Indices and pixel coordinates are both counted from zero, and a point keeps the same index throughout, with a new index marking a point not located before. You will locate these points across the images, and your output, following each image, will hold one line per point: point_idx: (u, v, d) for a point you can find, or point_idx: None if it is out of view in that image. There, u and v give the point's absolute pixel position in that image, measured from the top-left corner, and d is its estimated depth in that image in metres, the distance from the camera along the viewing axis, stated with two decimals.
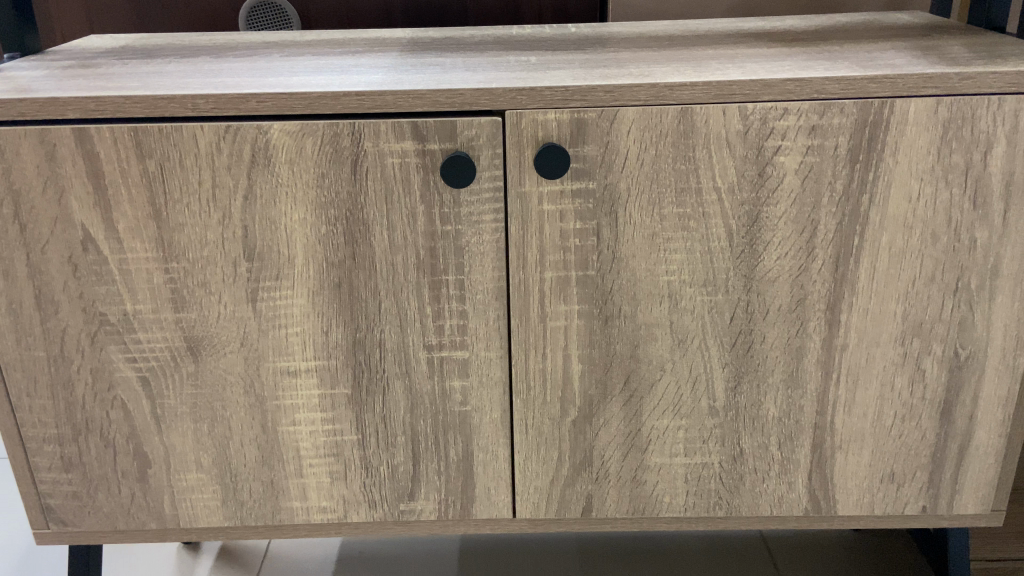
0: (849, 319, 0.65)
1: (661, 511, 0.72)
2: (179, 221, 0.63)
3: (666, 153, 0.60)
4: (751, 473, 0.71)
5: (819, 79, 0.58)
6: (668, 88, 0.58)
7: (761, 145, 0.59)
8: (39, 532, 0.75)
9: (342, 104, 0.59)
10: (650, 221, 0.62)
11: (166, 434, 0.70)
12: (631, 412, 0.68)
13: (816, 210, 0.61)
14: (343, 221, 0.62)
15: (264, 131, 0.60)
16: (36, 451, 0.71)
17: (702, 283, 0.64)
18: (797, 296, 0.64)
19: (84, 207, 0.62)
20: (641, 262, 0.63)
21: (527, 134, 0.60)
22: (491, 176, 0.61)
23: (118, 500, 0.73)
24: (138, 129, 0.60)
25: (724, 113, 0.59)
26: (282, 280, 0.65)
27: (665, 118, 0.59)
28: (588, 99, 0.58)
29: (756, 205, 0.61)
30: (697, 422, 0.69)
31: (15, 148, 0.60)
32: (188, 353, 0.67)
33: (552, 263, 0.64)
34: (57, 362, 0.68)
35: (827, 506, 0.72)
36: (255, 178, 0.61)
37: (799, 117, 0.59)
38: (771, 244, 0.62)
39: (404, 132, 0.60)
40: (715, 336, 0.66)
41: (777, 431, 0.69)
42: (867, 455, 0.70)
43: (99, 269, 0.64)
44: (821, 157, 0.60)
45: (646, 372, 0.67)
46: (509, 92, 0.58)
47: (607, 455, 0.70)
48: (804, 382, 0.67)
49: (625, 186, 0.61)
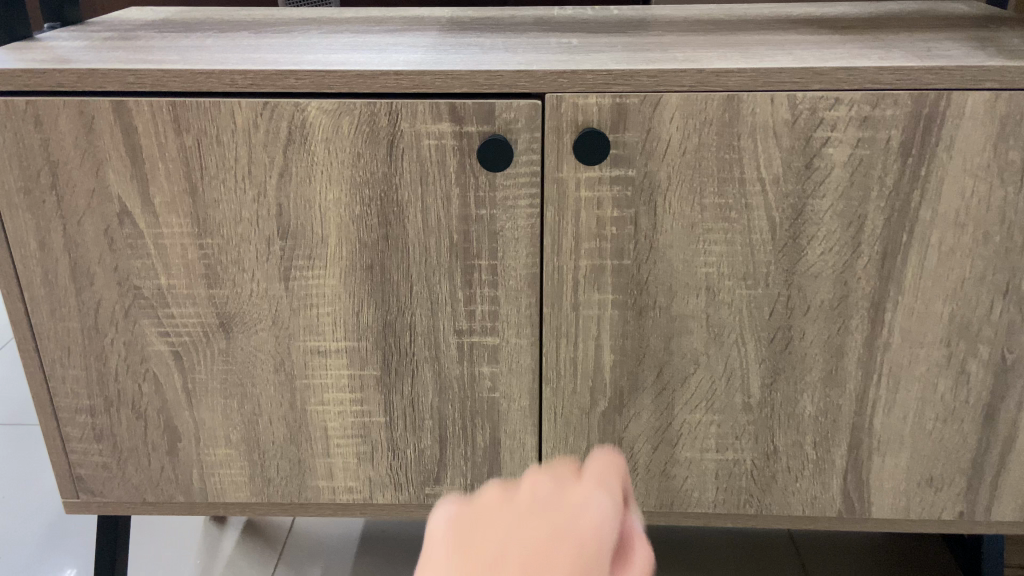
0: (893, 317, 0.62)
1: (689, 506, 0.71)
2: (215, 197, 0.63)
3: (709, 141, 0.58)
4: (783, 472, 0.69)
5: (872, 69, 0.56)
6: (714, 74, 0.56)
7: (809, 135, 0.57)
8: (68, 500, 0.76)
9: (380, 83, 0.58)
10: (690, 211, 0.60)
11: (196, 408, 0.71)
12: (662, 405, 0.67)
13: (863, 204, 0.59)
14: (377, 202, 0.62)
15: (301, 108, 0.59)
16: (68, 421, 0.72)
17: (742, 276, 0.62)
18: (839, 292, 0.62)
19: (121, 180, 0.62)
20: (680, 252, 0.62)
21: (567, 119, 0.58)
22: (528, 160, 0.60)
23: (147, 472, 0.74)
24: (176, 103, 0.60)
25: (772, 102, 0.57)
26: (315, 259, 0.64)
27: (710, 106, 0.57)
28: (631, 84, 0.57)
29: (801, 198, 0.59)
30: (731, 417, 0.67)
31: (54, 119, 0.60)
32: (219, 329, 0.67)
33: (588, 251, 0.62)
34: (92, 334, 0.68)
35: (860, 508, 0.70)
36: (291, 156, 0.61)
37: (850, 107, 0.56)
38: (816, 238, 0.60)
39: (442, 113, 0.58)
40: (753, 331, 0.64)
41: (812, 430, 0.67)
42: (905, 458, 0.68)
43: (134, 242, 0.65)
44: (871, 149, 0.58)
45: (679, 365, 0.65)
46: (549, 75, 0.57)
47: (636, 447, 0.69)
48: (843, 381, 0.65)
49: (665, 175, 0.59)
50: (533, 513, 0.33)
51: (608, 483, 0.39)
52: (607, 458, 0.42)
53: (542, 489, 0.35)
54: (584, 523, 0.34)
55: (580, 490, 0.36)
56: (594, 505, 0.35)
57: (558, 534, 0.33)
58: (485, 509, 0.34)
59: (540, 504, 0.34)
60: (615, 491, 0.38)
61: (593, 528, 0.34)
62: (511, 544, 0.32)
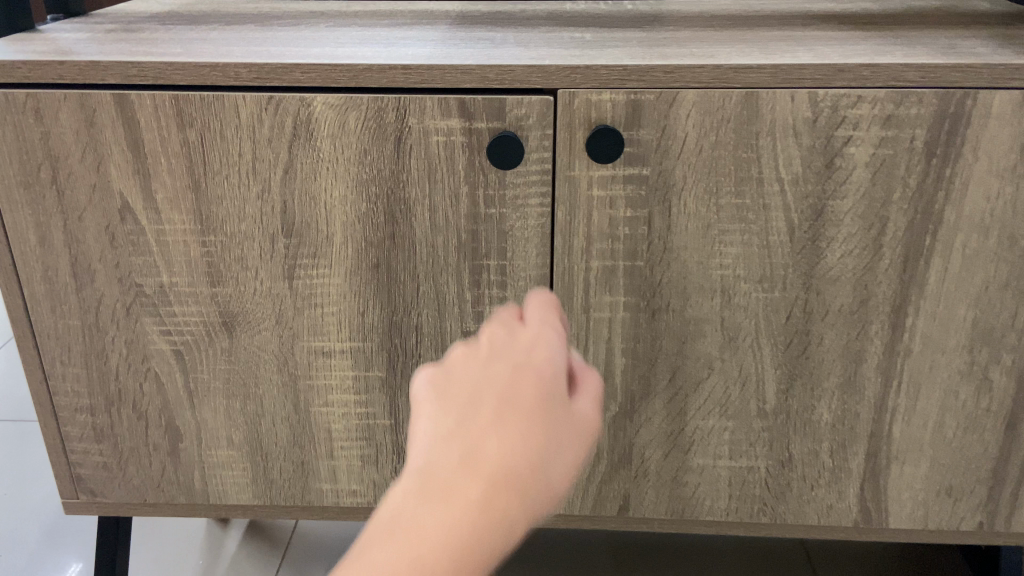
0: (914, 323, 0.61)
1: (701, 514, 0.69)
2: (218, 193, 0.61)
3: (726, 139, 0.56)
4: (799, 480, 0.67)
5: (897, 66, 0.54)
6: (733, 70, 0.55)
7: (830, 134, 0.56)
8: (69, 501, 0.75)
9: (388, 77, 0.57)
10: (706, 211, 0.59)
11: (198, 408, 0.69)
12: (675, 410, 0.65)
13: (886, 205, 0.57)
14: (383, 200, 0.60)
15: (307, 103, 0.58)
16: (68, 420, 0.71)
17: (758, 278, 0.60)
18: (859, 296, 0.60)
19: (123, 175, 0.61)
20: (694, 254, 0.60)
21: (579, 115, 0.56)
22: (539, 158, 0.58)
23: (148, 473, 0.73)
24: (179, 97, 0.58)
25: (792, 99, 0.55)
26: (320, 258, 0.63)
27: (728, 103, 0.55)
28: (646, 79, 0.55)
29: (821, 199, 0.57)
30: (745, 424, 0.65)
31: (54, 112, 0.59)
32: (222, 328, 0.66)
33: (599, 252, 0.61)
34: (93, 332, 0.67)
35: (877, 518, 0.68)
36: (296, 152, 0.59)
37: (873, 105, 0.55)
38: (836, 240, 0.59)
39: (451, 108, 0.57)
40: (769, 335, 0.62)
41: (829, 438, 0.65)
42: (925, 467, 0.66)
43: (136, 239, 0.63)
44: (894, 149, 0.56)
45: (693, 370, 0.64)
46: (562, 70, 0.55)
47: (647, 453, 0.67)
48: (862, 388, 0.63)
49: (680, 174, 0.58)
50: (492, 358, 0.34)
51: (553, 311, 0.37)
52: (543, 292, 0.41)
53: (498, 336, 0.35)
54: (544, 357, 0.34)
55: (527, 322, 0.36)
56: (547, 336, 0.35)
57: (518, 367, 0.33)
58: (451, 366, 0.34)
59: (500, 349, 0.34)
60: (559, 319, 0.37)
61: (551, 360, 0.34)
62: (481, 388, 0.32)
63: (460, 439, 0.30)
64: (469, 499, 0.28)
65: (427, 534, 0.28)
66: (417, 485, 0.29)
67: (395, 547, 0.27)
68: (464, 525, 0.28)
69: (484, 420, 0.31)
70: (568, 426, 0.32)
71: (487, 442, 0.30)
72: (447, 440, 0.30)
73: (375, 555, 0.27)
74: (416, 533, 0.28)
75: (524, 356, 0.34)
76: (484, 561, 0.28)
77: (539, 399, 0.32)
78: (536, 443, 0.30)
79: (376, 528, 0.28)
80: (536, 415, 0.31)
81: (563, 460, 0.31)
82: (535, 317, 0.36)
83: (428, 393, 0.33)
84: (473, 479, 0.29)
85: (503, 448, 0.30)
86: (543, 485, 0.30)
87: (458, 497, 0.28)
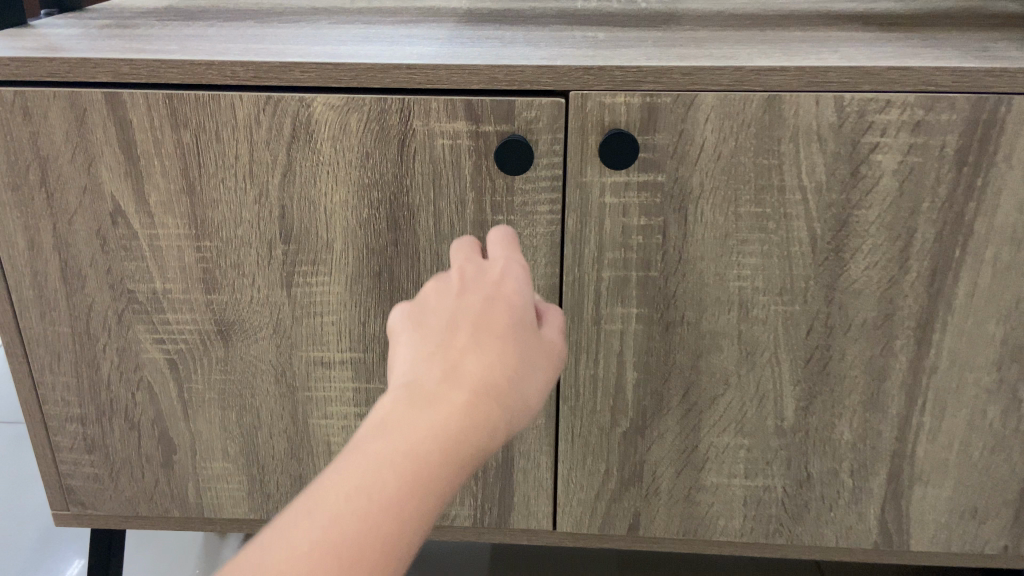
0: (941, 339, 0.58)
1: (714, 534, 0.66)
2: (214, 197, 0.59)
3: (747, 145, 0.53)
4: (817, 501, 0.64)
5: (928, 69, 0.51)
6: (754, 72, 0.52)
7: (856, 141, 0.53)
8: (59, 512, 0.73)
9: (391, 77, 0.54)
10: (724, 220, 0.56)
11: (193, 419, 0.67)
12: (688, 426, 0.62)
13: (913, 216, 0.54)
14: (386, 206, 0.58)
15: (306, 103, 0.55)
16: (58, 430, 0.68)
17: (778, 291, 0.57)
18: (884, 311, 0.57)
19: (114, 177, 0.58)
20: (711, 265, 0.57)
21: (592, 118, 0.53)
22: (549, 163, 0.55)
23: (140, 485, 0.70)
24: (173, 96, 0.55)
25: (817, 103, 0.52)
26: (319, 265, 0.60)
27: (750, 107, 0.52)
28: (663, 81, 0.52)
29: (845, 208, 0.55)
30: (762, 442, 0.62)
31: (43, 111, 0.56)
32: (217, 337, 0.64)
33: (611, 262, 0.58)
34: (83, 340, 0.64)
35: (898, 541, 0.65)
36: (295, 154, 0.57)
37: (903, 111, 0.52)
38: (860, 252, 0.56)
39: (457, 110, 0.54)
40: (788, 350, 0.59)
41: (850, 457, 0.62)
42: (948, 488, 0.63)
43: (128, 244, 0.61)
44: (924, 157, 0.53)
45: (708, 385, 0.61)
46: (574, 70, 0.52)
47: (659, 471, 0.64)
48: (884, 406, 0.60)
49: (698, 181, 0.55)
50: (466, 294, 0.40)
51: (513, 245, 0.46)
52: (504, 228, 0.49)
53: (470, 274, 0.42)
54: (510, 292, 0.40)
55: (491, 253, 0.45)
56: (517, 266, 0.43)
57: (488, 301, 0.40)
58: (429, 303, 0.40)
59: (472, 287, 0.41)
60: (519, 251, 0.45)
61: (515, 295, 0.40)
62: (457, 317, 0.39)
63: (443, 358, 0.37)
64: (454, 405, 0.35)
65: (419, 432, 0.34)
66: (408, 396, 0.35)
67: (393, 443, 0.33)
68: (448, 425, 0.34)
69: (463, 343, 0.37)
70: (534, 348, 0.39)
71: (466, 361, 0.36)
72: (432, 360, 0.37)
73: (378, 447, 0.33)
74: (410, 430, 0.34)
75: (493, 292, 0.40)
76: (471, 450, 0.34)
77: (509, 324, 0.39)
78: (507, 363, 0.37)
79: (378, 430, 0.34)
80: (506, 338, 0.38)
81: (536, 373, 0.38)
82: (500, 251, 0.45)
83: (411, 324, 0.39)
84: (456, 391, 0.35)
85: (482, 364, 0.36)
86: (524, 391, 0.37)
87: (443, 405, 0.35)
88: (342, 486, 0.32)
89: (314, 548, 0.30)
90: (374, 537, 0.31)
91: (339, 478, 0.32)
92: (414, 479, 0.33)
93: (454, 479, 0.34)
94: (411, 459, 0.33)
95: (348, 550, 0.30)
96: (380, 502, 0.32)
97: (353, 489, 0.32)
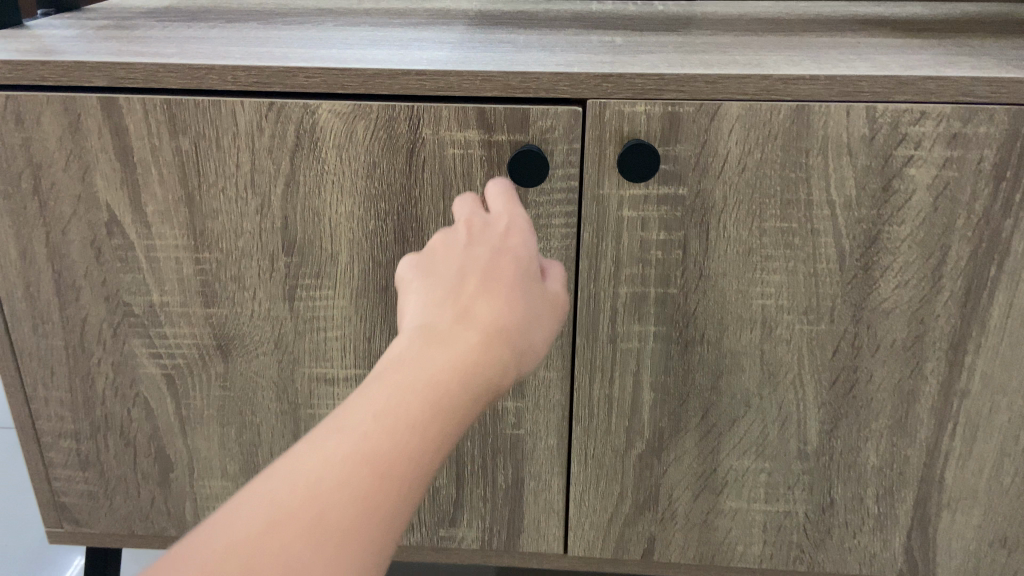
0: (973, 361, 0.55)
1: (732, 560, 0.64)
2: (214, 207, 0.56)
3: (773, 157, 0.51)
4: (840, 527, 0.61)
5: (966, 79, 0.48)
6: (783, 81, 0.49)
7: (888, 154, 0.50)
8: (52, 530, 0.70)
9: (400, 83, 0.51)
10: (747, 235, 0.53)
11: (190, 436, 0.64)
12: (707, 449, 0.60)
13: (947, 233, 0.52)
14: (393, 217, 0.55)
15: (310, 110, 0.52)
16: (51, 446, 0.66)
17: (803, 309, 0.55)
18: (914, 331, 0.55)
19: (110, 186, 0.56)
20: (733, 281, 0.55)
21: (610, 128, 0.51)
22: (564, 174, 0.53)
23: (136, 503, 0.68)
24: (171, 102, 0.53)
25: (848, 114, 0.49)
26: (323, 278, 0.58)
27: (777, 117, 0.50)
28: (686, 90, 0.50)
29: (875, 223, 0.52)
30: (783, 465, 0.60)
31: (35, 117, 0.54)
32: (217, 351, 0.61)
33: (629, 277, 0.55)
34: (77, 353, 0.62)
35: (924, 569, 0.63)
36: (298, 163, 0.54)
37: (938, 123, 0.49)
38: (890, 270, 0.53)
39: (469, 119, 0.52)
40: (813, 371, 0.56)
41: (876, 482, 0.60)
42: (978, 515, 0.60)
43: (124, 255, 0.58)
44: (960, 172, 0.50)
45: (728, 406, 0.58)
46: (592, 78, 0.50)
47: (675, 494, 0.62)
48: (912, 430, 0.57)
49: (720, 194, 0.52)
50: (475, 246, 0.43)
51: (512, 198, 0.49)
52: (501, 181, 0.51)
53: (477, 229, 0.45)
54: (517, 245, 0.44)
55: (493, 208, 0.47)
56: (521, 224, 0.46)
57: (497, 254, 0.42)
58: (436, 255, 0.43)
59: (481, 240, 0.44)
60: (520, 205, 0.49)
61: (521, 250, 0.43)
62: (468, 266, 0.41)
63: (456, 301, 0.39)
64: (470, 343, 0.37)
65: (440, 363, 0.36)
66: (423, 335, 0.37)
67: (412, 373, 0.35)
68: (466, 358, 0.36)
69: (473, 288, 0.40)
70: (537, 297, 0.42)
71: (479, 305, 0.39)
72: (446, 304, 0.39)
73: (398, 375, 0.35)
74: (430, 362, 0.36)
75: (500, 246, 0.43)
76: (485, 381, 0.36)
77: (517, 275, 0.41)
78: (515, 309, 0.40)
79: (395, 362, 0.36)
80: (515, 288, 0.41)
81: (540, 321, 0.41)
82: (501, 206, 0.48)
83: (420, 277, 0.42)
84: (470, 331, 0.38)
85: (493, 308, 0.39)
86: (531, 335, 0.40)
87: (459, 342, 0.37)
88: (366, 407, 0.33)
89: (347, 459, 0.31)
90: (400, 449, 0.32)
91: (362, 401, 0.34)
92: (438, 401, 0.34)
93: (468, 405, 0.36)
94: (431, 386, 0.35)
95: (378, 459, 0.32)
96: (405, 418, 0.33)
97: (381, 410, 0.33)
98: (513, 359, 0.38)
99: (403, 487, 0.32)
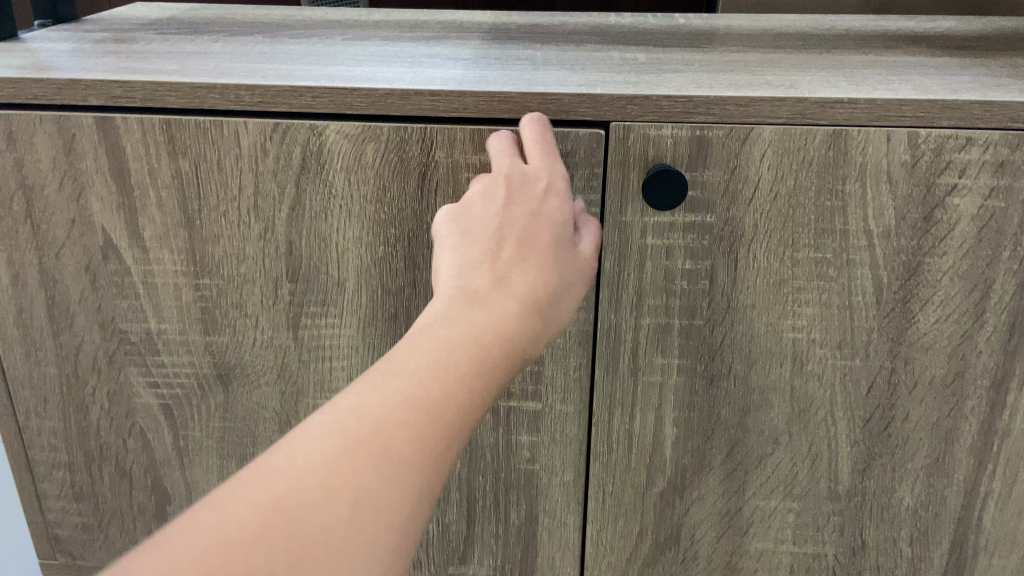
0: (1017, 399, 0.52)
1: None
2: (215, 231, 0.53)
3: (808, 184, 0.48)
4: (872, 570, 0.58)
5: (1016, 103, 0.45)
6: (819, 104, 0.46)
7: (931, 182, 0.47)
8: (45, 563, 0.67)
9: (412, 104, 0.48)
10: (779, 266, 0.50)
11: (189, 468, 0.61)
12: (732, 488, 0.57)
13: (992, 265, 0.49)
14: (404, 244, 0.52)
15: (317, 131, 0.49)
16: (44, 477, 0.63)
17: (837, 343, 0.52)
18: (954, 368, 0.52)
19: (105, 209, 0.53)
20: (763, 314, 0.52)
21: (634, 152, 0.48)
22: (585, 200, 0.50)
23: (132, 537, 0.65)
24: (171, 122, 0.50)
25: (888, 139, 0.46)
26: (329, 306, 0.55)
27: (813, 143, 0.47)
28: (716, 113, 0.47)
29: (916, 255, 0.49)
30: (813, 506, 0.57)
31: (28, 136, 0.51)
32: (217, 381, 0.58)
33: (652, 308, 0.52)
34: (71, 382, 0.59)
35: None
36: (304, 186, 0.51)
37: (985, 149, 0.46)
38: (930, 304, 0.50)
39: (484, 141, 0.49)
40: (846, 408, 0.53)
41: (910, 524, 0.57)
42: (1017, 559, 0.57)
43: (120, 280, 0.55)
44: (1006, 201, 0.47)
45: (755, 444, 0.55)
46: (616, 100, 0.47)
47: (698, 534, 0.59)
48: (950, 470, 0.54)
49: (751, 223, 0.49)
50: (516, 204, 0.44)
51: (549, 142, 0.46)
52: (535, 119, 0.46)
53: (517, 181, 0.45)
54: (552, 206, 0.44)
55: (531, 152, 0.46)
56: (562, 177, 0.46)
57: (537, 215, 0.44)
58: (474, 211, 0.44)
59: (522, 196, 0.44)
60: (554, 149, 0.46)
61: (560, 210, 0.44)
62: (508, 229, 0.43)
63: (493, 265, 0.42)
64: (510, 308, 0.40)
65: (482, 326, 0.39)
66: (464, 297, 0.40)
67: (457, 331, 0.38)
68: (504, 322, 0.40)
69: (510, 255, 0.42)
70: (569, 263, 0.45)
71: (517, 273, 0.42)
72: (484, 266, 0.42)
73: (444, 331, 0.38)
74: (473, 323, 0.39)
75: (539, 206, 0.44)
76: (521, 344, 0.40)
77: (553, 242, 0.44)
78: (549, 278, 0.43)
79: (440, 319, 0.39)
80: (550, 255, 0.43)
81: (570, 289, 0.45)
82: (537, 156, 0.45)
83: (457, 231, 0.44)
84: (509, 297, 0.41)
85: (529, 275, 0.42)
86: (561, 301, 0.44)
87: (497, 306, 0.40)
88: (420, 357, 0.37)
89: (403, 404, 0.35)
90: (449, 398, 0.36)
91: (416, 351, 0.37)
92: (479, 359, 0.38)
93: (507, 363, 0.40)
94: (475, 347, 0.38)
95: (431, 407, 0.35)
96: (454, 371, 0.37)
97: (430, 363, 0.37)
98: (543, 324, 0.42)
99: (452, 435, 0.36)
